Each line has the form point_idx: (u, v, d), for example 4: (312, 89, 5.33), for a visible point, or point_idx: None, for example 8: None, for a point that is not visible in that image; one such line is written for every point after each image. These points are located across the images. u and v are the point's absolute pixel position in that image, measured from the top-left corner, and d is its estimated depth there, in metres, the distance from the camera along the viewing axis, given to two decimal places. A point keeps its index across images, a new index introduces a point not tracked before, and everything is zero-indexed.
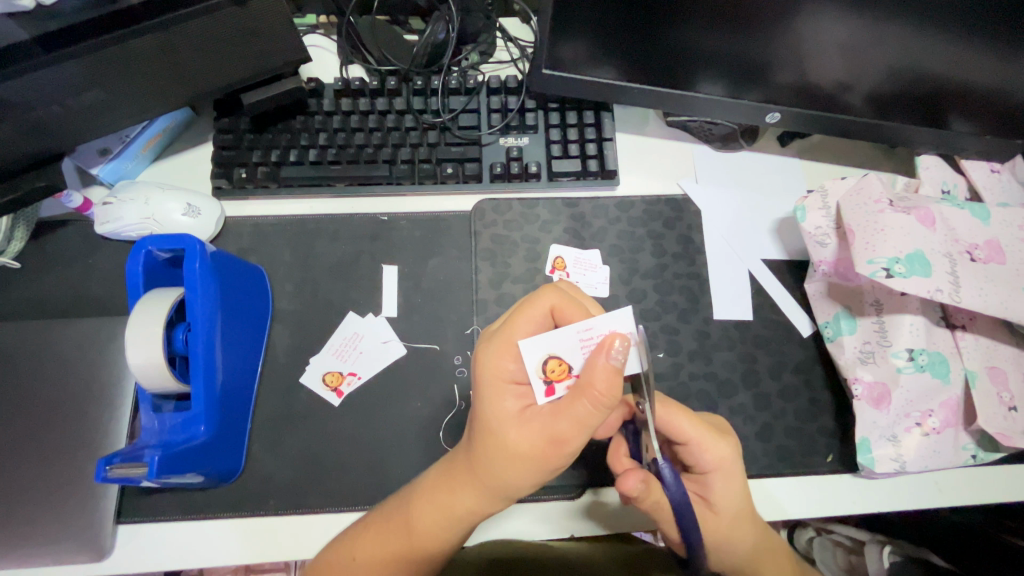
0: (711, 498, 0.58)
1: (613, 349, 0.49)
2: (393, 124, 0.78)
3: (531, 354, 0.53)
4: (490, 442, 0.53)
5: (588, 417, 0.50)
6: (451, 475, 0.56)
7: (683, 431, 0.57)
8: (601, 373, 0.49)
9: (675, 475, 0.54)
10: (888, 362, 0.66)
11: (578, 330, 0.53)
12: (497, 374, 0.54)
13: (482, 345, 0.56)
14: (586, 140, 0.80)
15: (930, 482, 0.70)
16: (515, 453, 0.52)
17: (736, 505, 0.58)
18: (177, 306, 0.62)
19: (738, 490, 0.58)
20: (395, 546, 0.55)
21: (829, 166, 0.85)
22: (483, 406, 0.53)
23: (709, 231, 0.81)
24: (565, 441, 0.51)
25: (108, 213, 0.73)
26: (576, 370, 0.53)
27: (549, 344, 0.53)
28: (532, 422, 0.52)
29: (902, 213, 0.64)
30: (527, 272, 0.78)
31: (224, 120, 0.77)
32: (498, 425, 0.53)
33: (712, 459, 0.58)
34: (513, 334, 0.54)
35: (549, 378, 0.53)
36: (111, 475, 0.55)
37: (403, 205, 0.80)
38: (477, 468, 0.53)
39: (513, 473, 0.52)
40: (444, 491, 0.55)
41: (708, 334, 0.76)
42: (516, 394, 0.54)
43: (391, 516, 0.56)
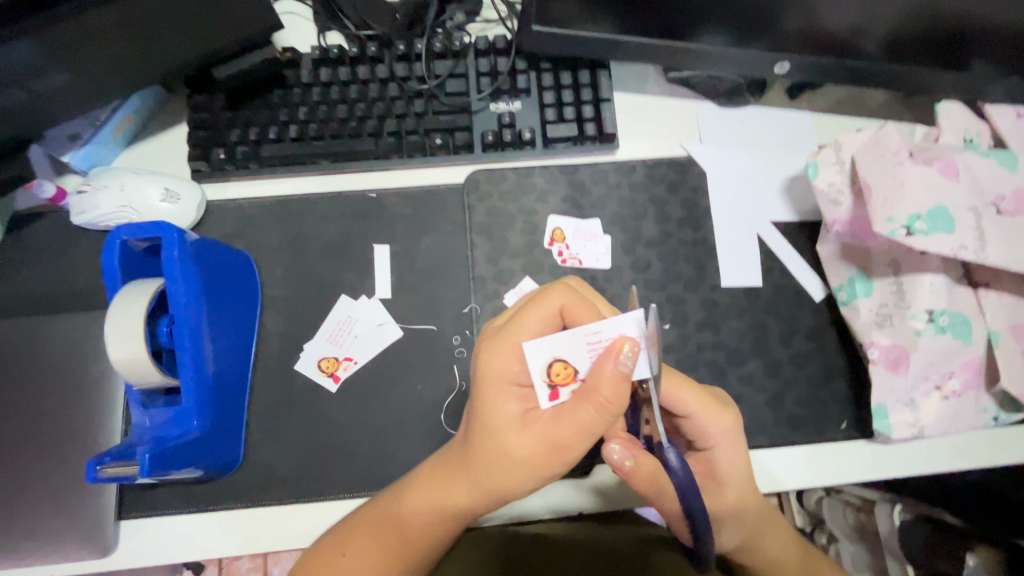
0: (717, 471, 0.59)
1: (622, 354, 0.47)
2: (376, 94, 0.74)
3: (536, 356, 0.50)
4: (488, 443, 0.52)
5: (593, 424, 0.49)
6: (447, 469, 0.56)
7: (687, 404, 0.57)
8: (609, 381, 0.47)
9: (681, 461, 0.51)
10: (906, 325, 0.62)
11: (587, 332, 0.50)
12: (499, 374, 0.52)
13: (484, 341, 0.54)
14: (582, 102, 0.75)
15: (949, 444, 0.67)
16: (512, 457, 0.51)
17: (739, 477, 0.59)
18: (159, 297, 0.60)
19: (742, 462, 0.59)
20: (391, 540, 0.56)
21: (842, 118, 0.79)
22: (482, 407, 0.52)
23: (716, 194, 0.76)
24: (566, 448, 0.50)
25: (83, 202, 0.69)
26: (583, 375, 0.50)
27: (556, 346, 0.50)
28: (533, 427, 0.51)
29: (923, 165, 0.60)
30: (525, 246, 0.74)
31: (198, 98, 0.73)
32: (497, 426, 0.52)
33: (717, 432, 0.58)
34: (518, 334, 0.51)
35: (553, 382, 0.50)
36: (103, 476, 0.53)
37: (392, 180, 0.76)
38: (474, 467, 0.53)
39: (511, 476, 0.52)
40: (438, 486, 0.56)
41: (716, 303, 0.73)
42: (517, 395, 0.52)
43: (387, 509, 0.57)
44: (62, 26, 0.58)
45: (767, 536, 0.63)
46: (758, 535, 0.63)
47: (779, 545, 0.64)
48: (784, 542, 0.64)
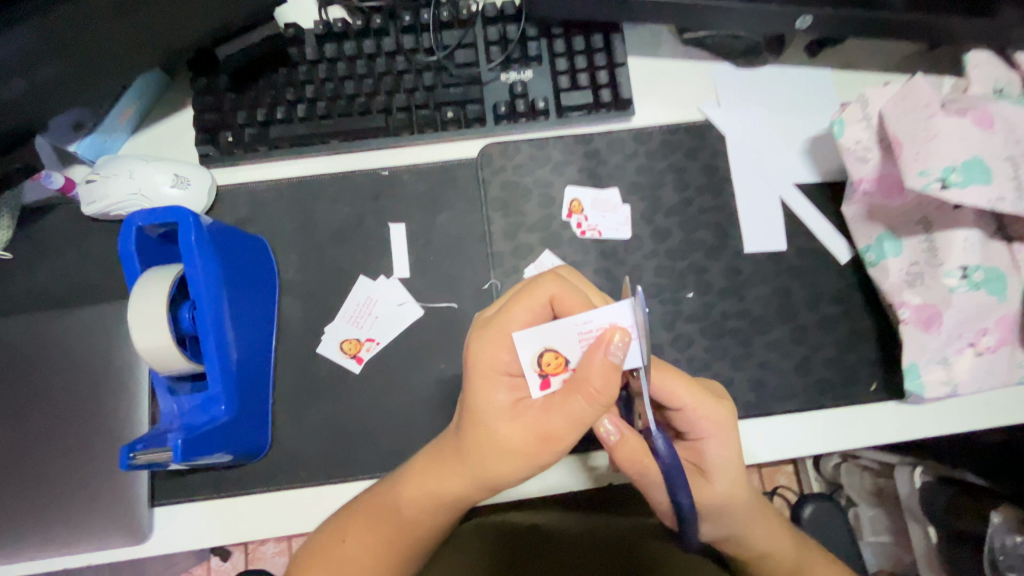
0: (706, 462, 0.56)
1: (613, 344, 0.46)
2: (384, 68, 0.72)
3: (527, 346, 0.49)
4: (481, 434, 0.51)
5: (583, 414, 0.48)
6: (440, 460, 0.55)
7: (678, 396, 0.54)
8: (599, 371, 0.46)
9: (669, 447, 0.50)
10: (939, 283, 0.61)
11: (577, 323, 0.48)
12: (489, 365, 0.51)
13: (475, 332, 0.52)
14: (596, 68, 0.73)
15: (980, 402, 0.66)
16: (504, 447, 0.50)
17: (730, 471, 0.56)
18: (179, 283, 0.59)
19: (733, 456, 0.56)
20: (391, 528, 0.56)
21: (865, 74, 0.77)
22: (474, 398, 0.51)
23: (736, 158, 0.74)
24: (557, 438, 0.50)
25: (92, 191, 0.68)
26: (573, 365, 0.49)
27: (546, 336, 0.49)
28: (525, 417, 0.50)
29: (956, 116, 0.58)
30: (543, 219, 0.73)
31: (202, 81, 0.71)
32: (489, 417, 0.51)
33: (708, 424, 0.54)
34: (509, 325, 0.50)
35: (544, 371, 0.49)
36: (136, 463, 0.53)
37: (404, 157, 0.74)
38: (466, 458, 0.53)
39: (502, 467, 0.51)
40: (434, 473, 0.55)
41: (739, 270, 0.72)
42: (509, 386, 0.51)
43: (384, 498, 0.57)
44: (60, 9, 0.56)
45: (755, 527, 0.60)
46: (747, 525, 0.60)
47: (768, 537, 0.61)
48: (772, 533, 0.61)
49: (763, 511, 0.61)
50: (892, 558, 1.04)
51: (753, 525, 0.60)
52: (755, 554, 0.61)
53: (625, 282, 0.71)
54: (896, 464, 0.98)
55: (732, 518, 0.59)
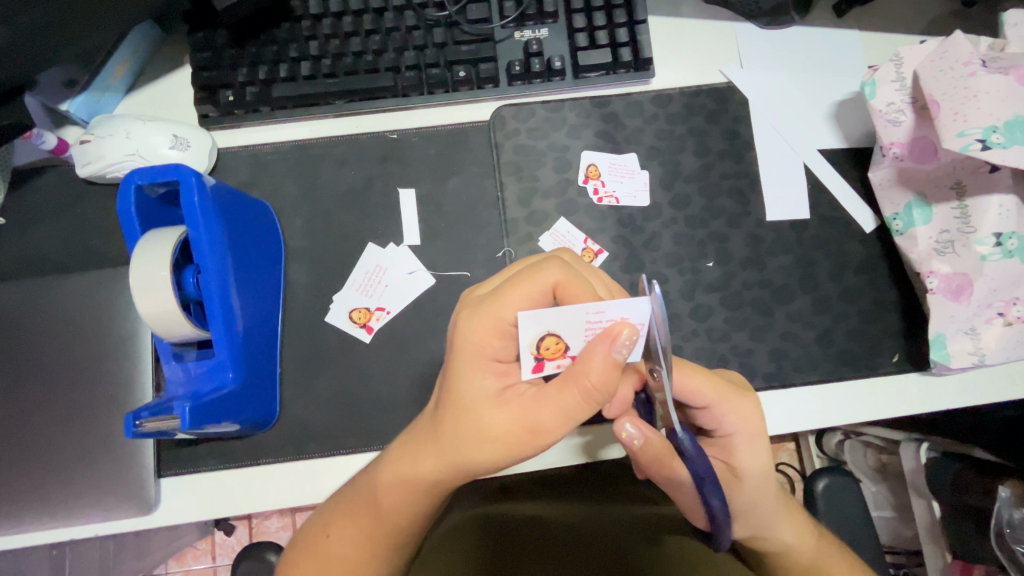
0: (737, 462, 0.53)
1: (619, 340, 0.43)
2: (392, 23, 0.68)
3: (527, 329, 0.43)
4: (461, 418, 0.47)
5: (576, 410, 0.45)
6: (415, 445, 0.49)
7: (702, 393, 0.51)
8: (599, 366, 0.43)
9: (695, 445, 0.48)
10: (971, 251, 0.59)
11: (588, 312, 0.43)
12: (476, 348, 0.46)
13: (463, 311, 0.48)
14: (615, 25, 0.69)
15: (1003, 373, 0.65)
16: (485, 435, 0.46)
17: (760, 471, 0.53)
18: (182, 246, 0.56)
19: (764, 453, 0.53)
20: (367, 520, 0.51)
21: (896, 36, 0.73)
22: (456, 381, 0.47)
23: (759, 123, 0.72)
24: (543, 432, 0.45)
25: (87, 152, 0.65)
26: (573, 351, 0.45)
27: (552, 321, 0.43)
28: (511, 406, 0.46)
29: (998, 74, 0.55)
30: (558, 185, 0.70)
31: (199, 35, 0.67)
32: (471, 402, 0.46)
33: (736, 421, 0.52)
34: (504, 309, 0.45)
35: (541, 354, 0.45)
36: (142, 431, 0.51)
37: (413, 119, 0.71)
38: (442, 445, 0.47)
39: (482, 456, 0.46)
40: (407, 463, 0.49)
41: (761, 238, 0.69)
42: (496, 371, 0.47)
43: (363, 489, 0.52)
44: None
45: (785, 525, 0.55)
46: (776, 525, 0.55)
47: (799, 535, 0.56)
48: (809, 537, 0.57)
49: (791, 506, 0.57)
50: (894, 533, 1.06)
51: (783, 523, 0.55)
52: (784, 553, 0.56)
53: (643, 250, 0.69)
54: (902, 442, 0.95)
55: (763, 518, 0.54)
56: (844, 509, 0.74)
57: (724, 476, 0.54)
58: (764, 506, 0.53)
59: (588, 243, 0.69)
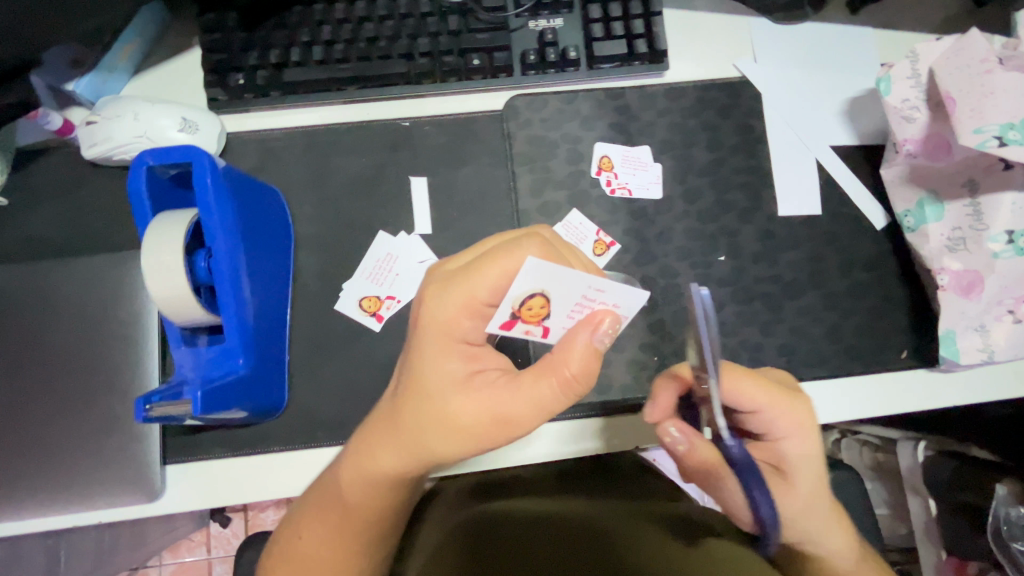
0: (786, 467, 0.49)
1: (601, 329, 0.43)
2: (407, 9, 0.67)
3: (524, 282, 0.41)
4: (423, 405, 0.44)
5: (552, 403, 0.43)
6: (378, 432, 0.46)
7: (753, 396, 0.48)
8: (579, 355, 0.42)
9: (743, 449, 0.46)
10: (983, 248, 0.60)
11: (589, 286, 0.42)
12: (445, 330, 0.43)
13: (430, 287, 0.45)
14: (631, 16, 0.69)
15: (1011, 371, 0.66)
16: (451, 425, 0.43)
17: (812, 477, 0.50)
18: (193, 230, 0.56)
19: (817, 459, 0.49)
20: (332, 514, 0.49)
21: (910, 34, 0.73)
22: (422, 365, 0.44)
23: (772, 118, 0.71)
24: (514, 424, 0.43)
25: (93, 133, 0.64)
26: (548, 322, 0.44)
27: (550, 283, 0.41)
28: (479, 394, 0.43)
29: (1015, 72, 0.55)
30: (571, 176, 0.70)
31: (210, 17, 0.66)
32: (434, 386, 0.43)
33: (786, 425, 0.49)
34: (477, 287, 0.42)
35: (518, 313, 0.43)
36: (153, 415, 0.51)
37: (424, 107, 0.70)
38: (402, 432, 0.44)
39: (447, 448, 0.43)
40: (368, 450, 0.47)
41: (772, 234, 0.69)
42: (465, 355, 0.44)
43: (330, 483, 0.50)
44: None
45: (837, 533, 0.51)
46: (826, 532, 0.51)
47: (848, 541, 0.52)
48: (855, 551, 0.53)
49: (841, 513, 0.53)
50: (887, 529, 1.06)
51: (835, 530, 0.51)
52: (826, 560, 0.53)
53: (655, 244, 0.69)
54: (899, 440, 0.95)
55: (814, 525, 0.50)
56: (849, 505, 0.74)
57: (775, 482, 0.50)
58: (816, 514, 0.50)
59: (601, 235, 0.68)
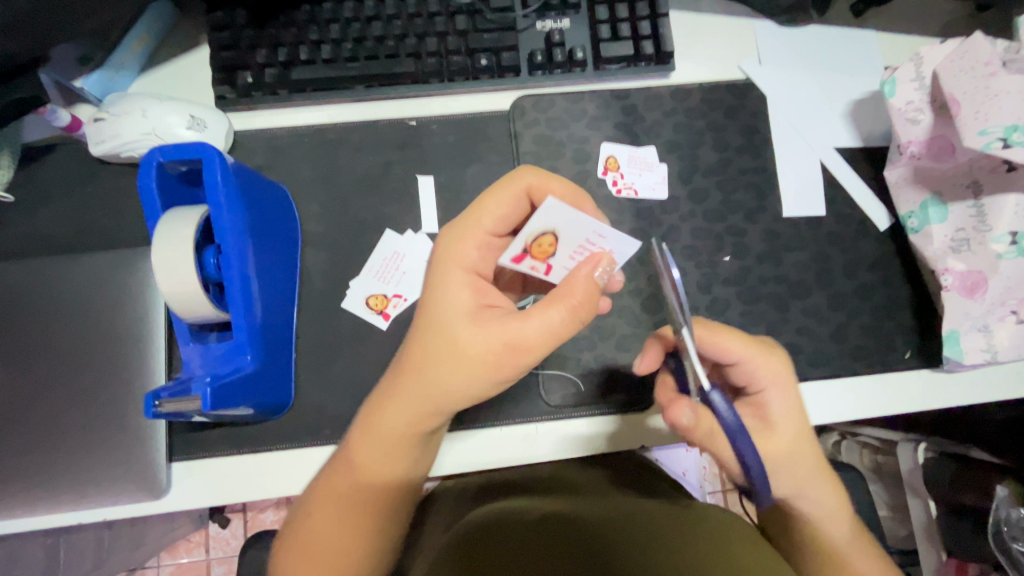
0: (768, 418, 0.50)
1: (601, 267, 0.45)
2: (415, 9, 0.67)
3: (539, 219, 0.43)
4: (437, 337, 0.46)
5: (559, 326, 0.44)
6: (395, 381, 0.48)
7: (729, 347, 0.50)
8: (582, 286, 0.44)
9: (726, 402, 0.45)
10: (986, 249, 0.60)
11: (593, 231, 0.45)
12: (455, 260, 0.47)
13: (442, 234, 0.50)
14: (638, 18, 0.69)
15: (1013, 372, 0.66)
16: (463, 354, 0.45)
17: (795, 426, 0.50)
18: (203, 227, 0.56)
19: (797, 410, 0.51)
20: (344, 480, 0.48)
21: (913, 37, 0.74)
22: (434, 300, 0.47)
23: (777, 119, 0.72)
24: (522, 347, 0.44)
25: (101, 130, 0.64)
26: (553, 261, 0.47)
27: (562, 222, 0.43)
28: (488, 321, 0.45)
29: (1019, 74, 0.56)
30: (577, 176, 0.70)
31: (219, 14, 0.66)
32: (447, 317, 0.46)
33: (764, 375, 0.50)
34: (481, 219, 0.48)
35: (529, 249, 0.45)
36: (160, 411, 0.50)
37: (432, 106, 0.71)
38: (417, 367, 0.46)
39: (459, 374, 0.45)
40: (384, 396, 0.48)
41: (777, 234, 0.70)
42: (473, 288, 0.47)
43: (344, 451, 0.50)
44: None
45: (824, 488, 0.51)
46: (813, 486, 0.51)
47: (835, 500, 0.52)
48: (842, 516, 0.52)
49: (827, 469, 0.52)
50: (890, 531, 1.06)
51: (821, 485, 0.51)
52: (817, 523, 0.52)
53: (660, 243, 0.69)
54: (900, 442, 0.95)
55: (799, 478, 0.50)
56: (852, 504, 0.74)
57: (758, 434, 0.50)
58: (799, 467, 0.50)
59: None
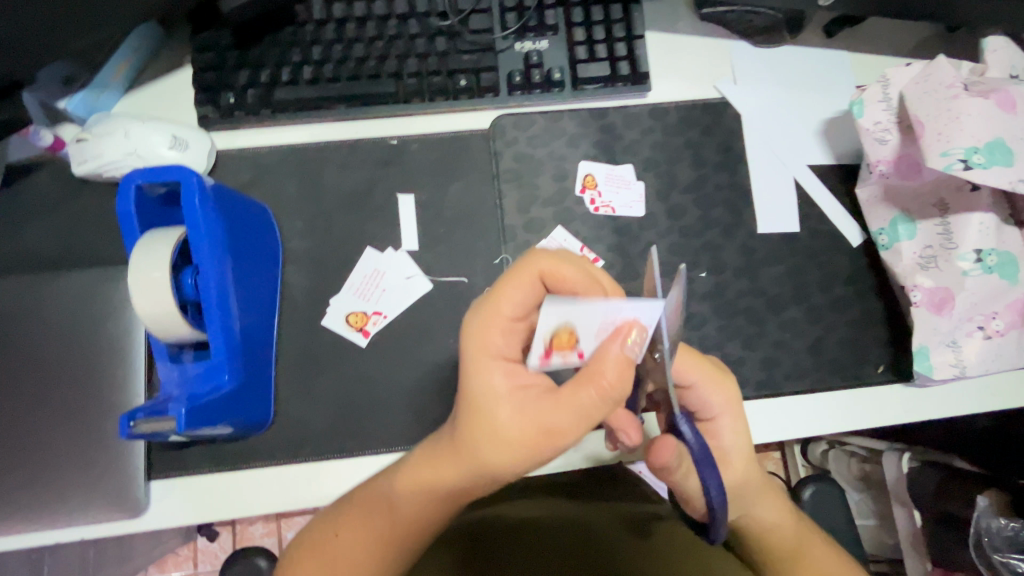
0: (720, 445, 0.54)
1: (629, 339, 0.42)
2: (396, 31, 0.68)
3: (548, 316, 0.42)
4: (478, 421, 0.46)
5: (593, 411, 0.44)
6: (435, 455, 0.49)
7: (689, 372, 0.53)
8: (613, 364, 0.43)
9: (695, 432, 0.48)
10: (953, 267, 0.62)
11: (605, 306, 0.43)
12: (482, 347, 0.47)
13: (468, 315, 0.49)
14: (614, 39, 0.71)
15: (984, 386, 0.68)
16: (503, 437, 0.45)
17: (742, 448, 0.54)
18: (181, 247, 0.57)
19: (745, 435, 0.55)
20: (382, 521, 0.50)
21: (884, 56, 0.76)
22: (469, 383, 0.47)
23: (751, 137, 0.73)
24: (559, 433, 0.44)
25: (84, 150, 0.64)
26: (583, 347, 0.44)
27: (572, 311, 0.42)
28: (524, 405, 0.45)
29: (979, 97, 0.57)
30: (557, 193, 0.71)
31: (204, 36, 0.68)
32: (485, 403, 0.46)
33: (720, 402, 0.54)
34: (502, 304, 0.47)
35: (551, 344, 0.43)
36: (136, 432, 0.51)
37: (413, 125, 0.72)
38: (462, 448, 0.47)
39: (501, 457, 0.45)
40: (429, 468, 0.49)
41: (753, 250, 0.71)
42: (505, 370, 0.47)
43: (377, 491, 0.52)
44: None
45: (768, 503, 0.55)
46: (756, 502, 0.55)
47: (778, 512, 0.56)
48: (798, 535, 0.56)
49: (771, 483, 0.57)
50: (877, 541, 1.07)
51: (764, 500, 0.55)
52: (765, 534, 0.55)
53: (638, 260, 0.70)
54: (886, 450, 0.95)
55: (750, 498, 0.54)
56: (830, 517, 0.75)
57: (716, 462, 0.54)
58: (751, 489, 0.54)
59: (585, 251, 0.70)
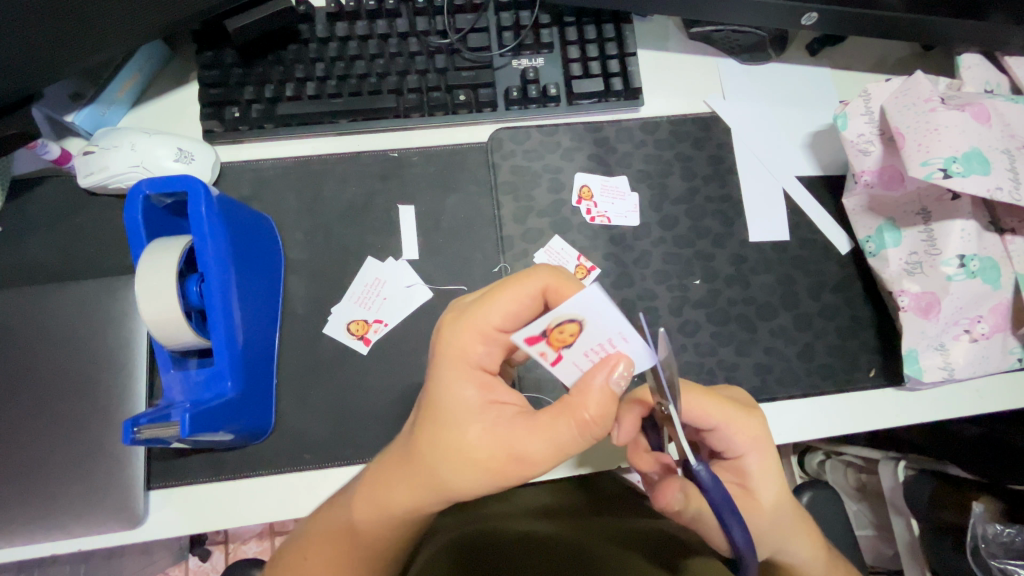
0: (749, 481, 0.54)
1: (616, 372, 0.43)
2: (397, 49, 0.71)
3: (575, 303, 0.39)
4: (441, 434, 0.47)
5: (566, 442, 0.45)
6: (390, 468, 0.49)
7: (709, 415, 0.53)
8: (596, 397, 0.43)
9: (712, 476, 0.47)
10: (937, 271, 0.64)
11: (620, 332, 0.41)
12: (461, 354, 0.48)
13: (447, 322, 0.50)
14: (608, 56, 0.73)
15: (973, 389, 0.69)
16: (466, 454, 0.45)
17: (769, 484, 0.54)
18: (186, 256, 0.58)
19: (774, 472, 0.55)
20: (344, 538, 0.50)
21: (865, 73, 0.79)
22: (440, 393, 0.48)
23: (740, 149, 0.76)
24: (526, 459, 0.45)
25: (90, 162, 0.65)
26: (566, 352, 0.42)
27: (594, 314, 0.40)
28: (494, 425, 0.46)
29: (956, 110, 0.60)
30: (552, 204, 0.73)
31: (209, 54, 0.69)
32: (453, 415, 0.47)
33: (745, 441, 0.54)
34: (491, 315, 0.48)
35: (549, 333, 0.41)
36: (139, 438, 0.51)
37: (413, 139, 0.74)
38: (421, 462, 0.47)
39: (459, 475, 0.46)
40: (383, 481, 0.49)
41: (744, 258, 0.73)
42: (480, 384, 0.48)
43: (341, 508, 0.51)
44: None
45: (787, 531, 0.56)
46: (787, 537, 0.56)
47: (798, 541, 0.56)
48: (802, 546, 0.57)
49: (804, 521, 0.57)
50: (875, 551, 1.06)
51: (793, 536, 0.56)
52: (771, 551, 0.56)
53: (632, 267, 0.72)
54: (880, 459, 0.94)
55: (773, 528, 0.55)
56: (827, 523, 0.76)
57: (741, 499, 0.54)
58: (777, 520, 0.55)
59: (582, 260, 0.71)
